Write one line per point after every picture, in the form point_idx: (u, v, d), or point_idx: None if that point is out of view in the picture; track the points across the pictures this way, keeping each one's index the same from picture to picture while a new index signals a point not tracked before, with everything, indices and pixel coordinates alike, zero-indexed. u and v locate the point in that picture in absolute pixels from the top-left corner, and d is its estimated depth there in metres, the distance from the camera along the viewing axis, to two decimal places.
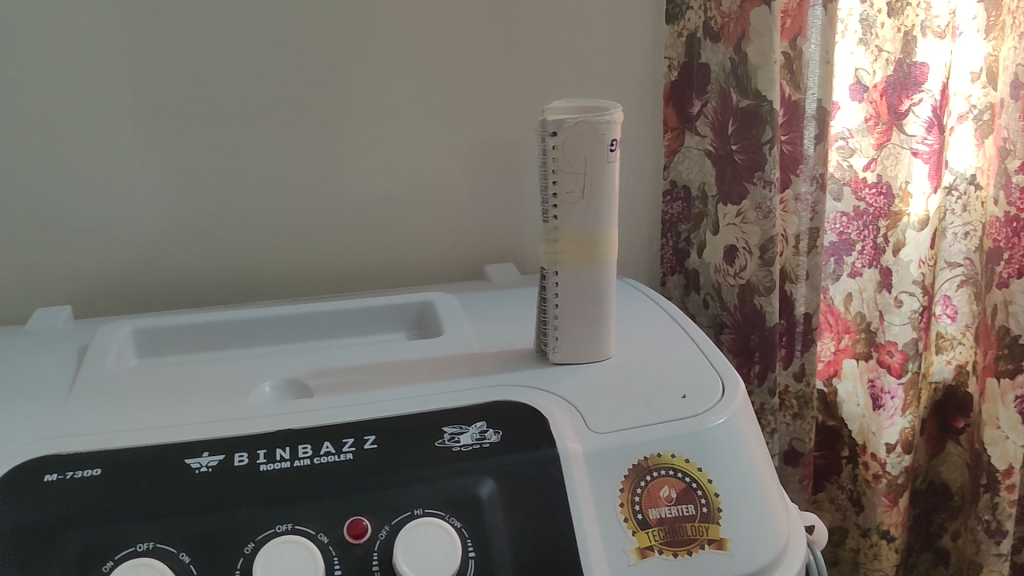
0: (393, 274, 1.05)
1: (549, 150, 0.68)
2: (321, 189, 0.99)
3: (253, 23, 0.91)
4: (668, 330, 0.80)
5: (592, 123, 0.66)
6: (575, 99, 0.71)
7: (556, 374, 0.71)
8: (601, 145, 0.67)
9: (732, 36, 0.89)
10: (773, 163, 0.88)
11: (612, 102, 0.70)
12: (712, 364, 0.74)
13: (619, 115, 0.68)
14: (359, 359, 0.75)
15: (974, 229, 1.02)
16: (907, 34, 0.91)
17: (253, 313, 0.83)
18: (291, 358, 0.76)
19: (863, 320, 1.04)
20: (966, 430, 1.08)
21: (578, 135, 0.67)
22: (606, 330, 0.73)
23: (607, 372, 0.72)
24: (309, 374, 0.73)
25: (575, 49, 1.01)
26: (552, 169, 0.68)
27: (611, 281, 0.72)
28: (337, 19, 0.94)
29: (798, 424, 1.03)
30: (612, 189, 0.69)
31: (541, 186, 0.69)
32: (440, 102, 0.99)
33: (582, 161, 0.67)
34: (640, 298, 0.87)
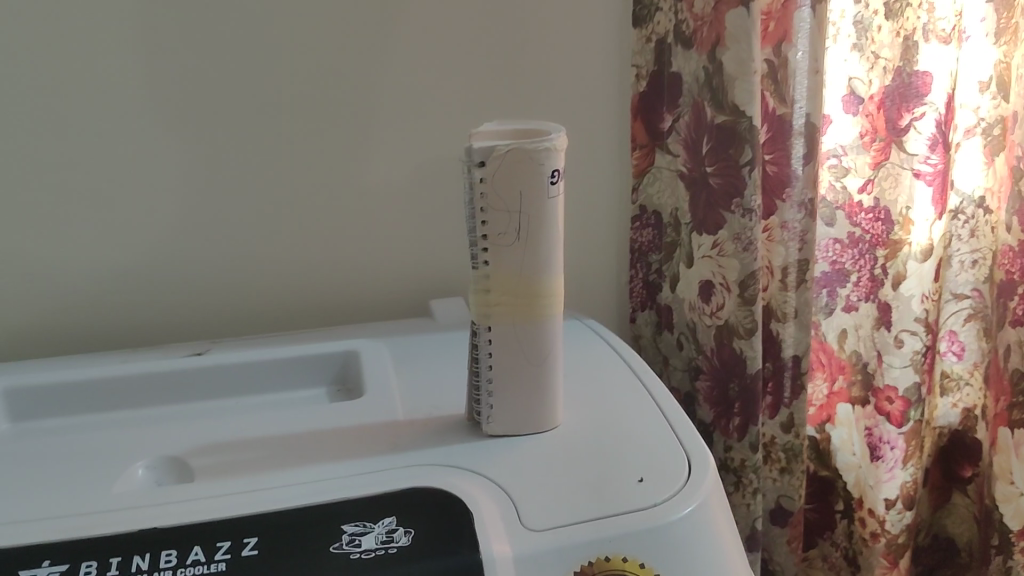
0: (332, 311, 0.94)
1: (476, 185, 0.56)
2: (245, 217, 0.88)
3: (156, 28, 0.80)
4: (629, 387, 0.68)
5: (529, 153, 0.55)
6: (510, 122, 0.59)
7: (490, 451, 0.60)
8: (540, 179, 0.55)
9: (706, 42, 0.77)
10: (754, 188, 0.77)
11: (554, 125, 0.59)
12: (678, 433, 0.62)
13: (562, 140, 0.56)
14: (261, 430, 0.64)
15: (982, 257, 0.90)
16: (907, 39, 0.80)
17: (147, 368, 0.72)
18: (181, 428, 0.66)
19: (859, 360, 0.93)
20: (975, 481, 0.96)
21: (512, 167, 0.55)
22: (552, 396, 0.62)
23: (552, 446, 0.61)
24: (201, 449, 0.63)
25: (532, 57, 0.89)
26: (481, 205, 0.56)
27: (556, 338, 0.60)
28: (255, 25, 0.82)
29: (787, 480, 0.90)
30: (555, 229, 0.58)
31: (468, 226, 0.58)
32: (377, 117, 0.87)
33: (517, 197, 0.56)
34: (598, 345, 0.75)
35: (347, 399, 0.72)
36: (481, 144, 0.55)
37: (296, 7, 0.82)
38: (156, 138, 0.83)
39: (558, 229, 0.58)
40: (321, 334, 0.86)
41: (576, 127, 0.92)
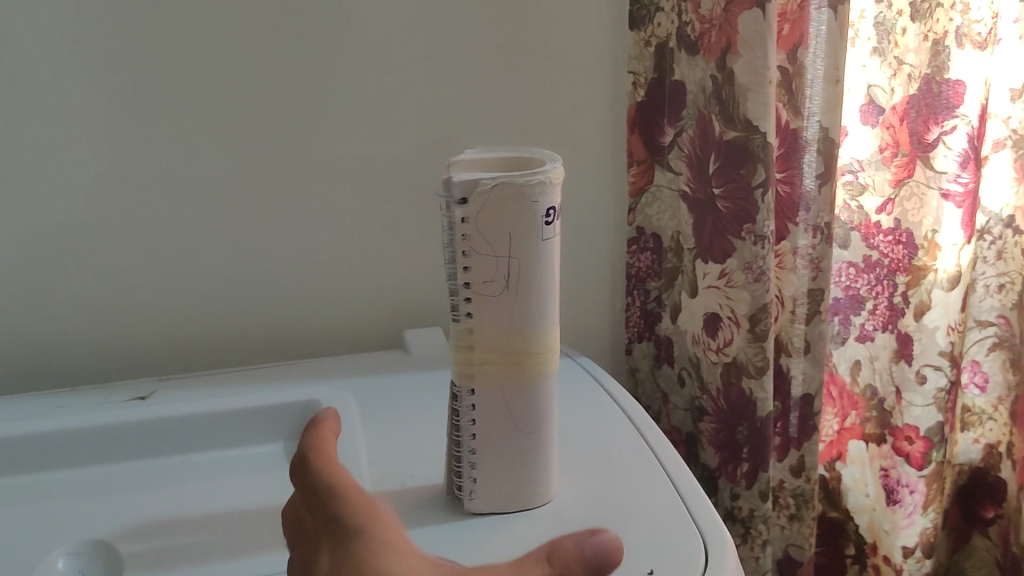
0: (297, 342, 0.85)
1: (457, 224, 0.47)
2: (196, 240, 0.79)
3: (91, 28, 0.71)
4: (636, 453, 0.60)
5: (519, 186, 0.46)
6: (497, 149, 0.50)
7: (475, 534, 0.51)
8: (532, 217, 0.47)
9: (715, 47, 0.69)
10: (767, 212, 0.68)
11: (549, 152, 0.50)
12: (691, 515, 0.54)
13: (560, 173, 0.47)
14: (206, 505, 0.56)
15: (1010, 281, 0.82)
16: (936, 43, 0.71)
17: (83, 422, 0.64)
18: (110, 502, 0.57)
19: (874, 395, 0.85)
20: (998, 522, 0.89)
21: (500, 201, 0.46)
22: (545, 466, 0.53)
23: (546, 526, 0.52)
24: (133, 529, 0.54)
25: (516, 62, 0.80)
26: (463, 249, 0.47)
27: (550, 399, 0.52)
28: (203, 25, 0.72)
29: (796, 528, 0.83)
30: (548, 274, 0.49)
31: (447, 272, 0.49)
32: (343, 129, 0.78)
33: (506, 237, 0.47)
34: (598, 398, 0.68)
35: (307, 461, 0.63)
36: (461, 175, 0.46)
37: (248, 5, 0.73)
38: (94, 152, 0.74)
39: (553, 274, 0.49)
40: (282, 371, 0.77)
41: (564, 139, 0.83)
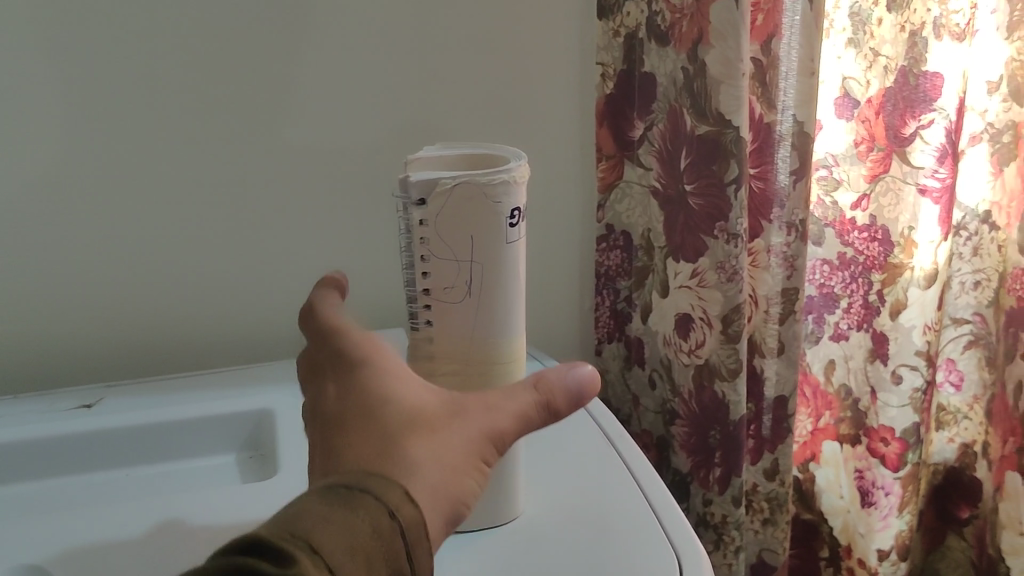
0: (254, 344, 0.81)
1: (415, 226, 0.44)
2: (146, 241, 0.75)
3: (28, 19, 0.66)
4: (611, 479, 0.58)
5: (481, 186, 0.43)
6: (457, 146, 0.47)
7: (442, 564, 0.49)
8: (496, 218, 0.44)
9: (686, 38, 0.66)
10: (741, 210, 0.65)
11: (514, 149, 0.47)
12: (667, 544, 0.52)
13: (524, 171, 0.44)
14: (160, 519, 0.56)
15: (986, 278, 0.80)
16: (914, 34, 0.69)
17: (31, 433, 0.63)
18: (51, 520, 0.56)
19: (848, 395, 0.83)
20: (973, 523, 0.87)
21: (461, 203, 0.43)
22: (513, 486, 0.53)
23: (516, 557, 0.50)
24: (73, 552, 0.53)
25: (479, 52, 0.77)
26: (421, 253, 0.44)
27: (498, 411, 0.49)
28: (147, 14, 0.69)
29: (769, 532, 0.81)
30: (512, 280, 0.46)
31: (405, 277, 0.46)
32: (299, 123, 0.75)
33: (468, 240, 0.44)
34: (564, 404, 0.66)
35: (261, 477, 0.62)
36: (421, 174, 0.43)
37: None
38: (35, 150, 0.70)
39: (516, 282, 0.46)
40: (237, 376, 0.73)
41: (530, 132, 0.81)
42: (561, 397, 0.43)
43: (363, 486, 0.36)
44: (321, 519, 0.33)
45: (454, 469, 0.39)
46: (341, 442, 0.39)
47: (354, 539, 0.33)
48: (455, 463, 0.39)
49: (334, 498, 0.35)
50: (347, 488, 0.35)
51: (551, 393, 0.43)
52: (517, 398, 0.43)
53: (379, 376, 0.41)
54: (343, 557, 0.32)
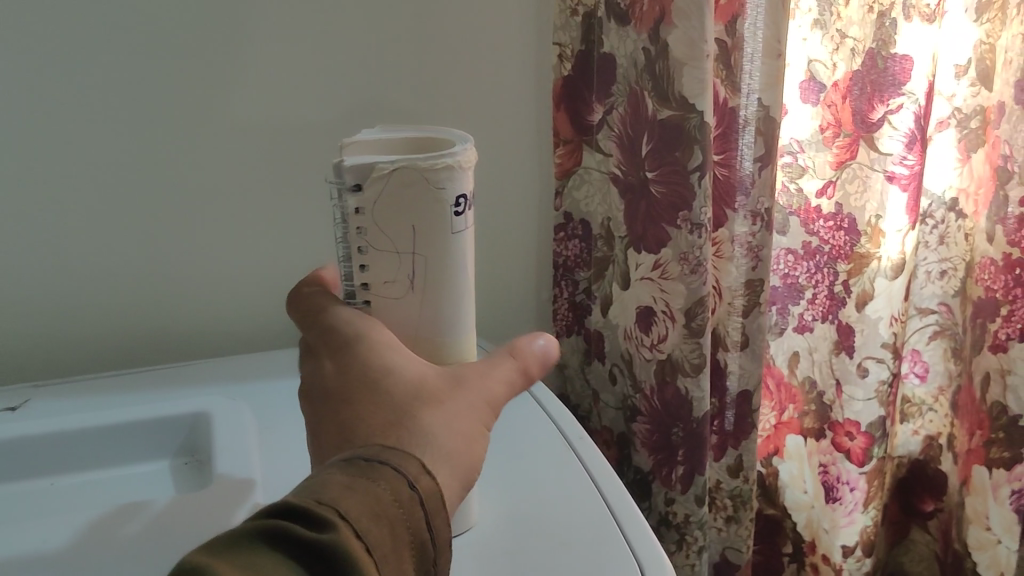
0: (195, 337, 0.78)
1: (351, 215, 0.40)
2: (79, 231, 0.71)
3: None
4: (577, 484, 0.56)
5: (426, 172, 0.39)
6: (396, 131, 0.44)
7: None
8: (442, 207, 0.40)
9: (647, 17, 0.63)
10: (705, 198, 0.63)
11: (460, 132, 0.44)
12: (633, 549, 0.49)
13: (473, 156, 0.41)
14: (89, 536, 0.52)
15: (953, 268, 0.77)
16: (882, 16, 0.66)
17: None
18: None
19: (813, 388, 0.81)
20: (938, 517, 0.86)
21: (405, 189, 0.39)
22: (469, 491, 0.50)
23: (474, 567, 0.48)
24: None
25: (428, 34, 0.74)
26: (359, 245, 0.41)
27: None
28: None
29: (733, 530, 0.79)
30: (459, 273, 0.43)
31: (342, 270, 0.42)
32: (239, 108, 0.71)
33: (410, 230, 0.40)
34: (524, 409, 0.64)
35: (196, 488, 0.58)
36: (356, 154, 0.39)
37: None
38: None
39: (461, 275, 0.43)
40: (175, 373, 0.70)
41: (482, 116, 0.78)
42: (533, 364, 0.43)
43: (380, 458, 0.35)
44: (343, 489, 0.33)
45: (466, 438, 0.38)
46: (348, 418, 0.38)
47: (376, 506, 0.33)
48: (466, 432, 0.38)
49: (355, 469, 0.34)
50: (365, 460, 0.35)
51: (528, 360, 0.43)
52: (507, 364, 0.42)
53: (371, 351, 0.39)
54: (367, 522, 0.32)
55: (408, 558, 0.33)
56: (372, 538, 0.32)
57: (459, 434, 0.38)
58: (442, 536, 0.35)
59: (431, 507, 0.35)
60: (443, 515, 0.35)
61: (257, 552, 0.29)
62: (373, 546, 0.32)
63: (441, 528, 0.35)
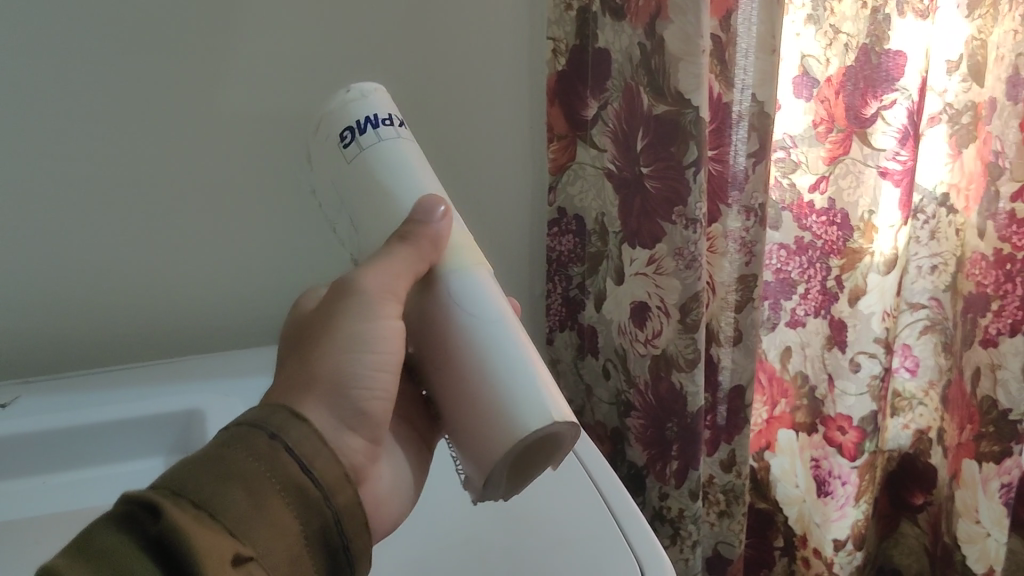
0: (187, 332, 0.78)
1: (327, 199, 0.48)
2: (71, 230, 0.70)
3: None
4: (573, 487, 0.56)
5: (349, 97, 0.45)
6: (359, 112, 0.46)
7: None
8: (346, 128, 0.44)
9: (643, 12, 0.62)
10: (700, 194, 0.63)
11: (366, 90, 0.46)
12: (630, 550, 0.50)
13: (346, 100, 0.45)
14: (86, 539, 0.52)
15: (943, 262, 0.78)
16: (875, 11, 0.65)
17: None
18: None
19: (805, 383, 0.82)
20: (927, 510, 0.87)
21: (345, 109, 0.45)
22: (502, 396, 0.39)
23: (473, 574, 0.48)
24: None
25: (421, 32, 0.73)
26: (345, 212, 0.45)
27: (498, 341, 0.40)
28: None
29: (726, 525, 0.80)
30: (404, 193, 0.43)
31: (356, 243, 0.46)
32: (231, 106, 0.71)
33: (333, 147, 0.45)
34: None
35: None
36: (356, 86, 0.46)
37: None
38: None
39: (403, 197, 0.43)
40: (168, 370, 0.69)
41: (475, 114, 0.78)
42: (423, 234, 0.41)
43: (246, 419, 0.37)
44: (202, 465, 0.35)
45: (346, 363, 0.40)
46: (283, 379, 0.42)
47: (225, 471, 0.34)
48: (345, 361, 0.40)
49: (222, 439, 0.36)
50: (234, 427, 0.37)
51: (423, 242, 0.40)
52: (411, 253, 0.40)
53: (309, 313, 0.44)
54: (212, 489, 0.34)
55: (278, 508, 0.35)
56: (220, 501, 0.33)
57: (334, 367, 0.39)
58: (329, 478, 0.36)
59: (303, 454, 0.36)
60: (324, 455, 0.37)
61: (106, 537, 0.31)
62: (220, 510, 0.33)
63: (324, 469, 0.36)
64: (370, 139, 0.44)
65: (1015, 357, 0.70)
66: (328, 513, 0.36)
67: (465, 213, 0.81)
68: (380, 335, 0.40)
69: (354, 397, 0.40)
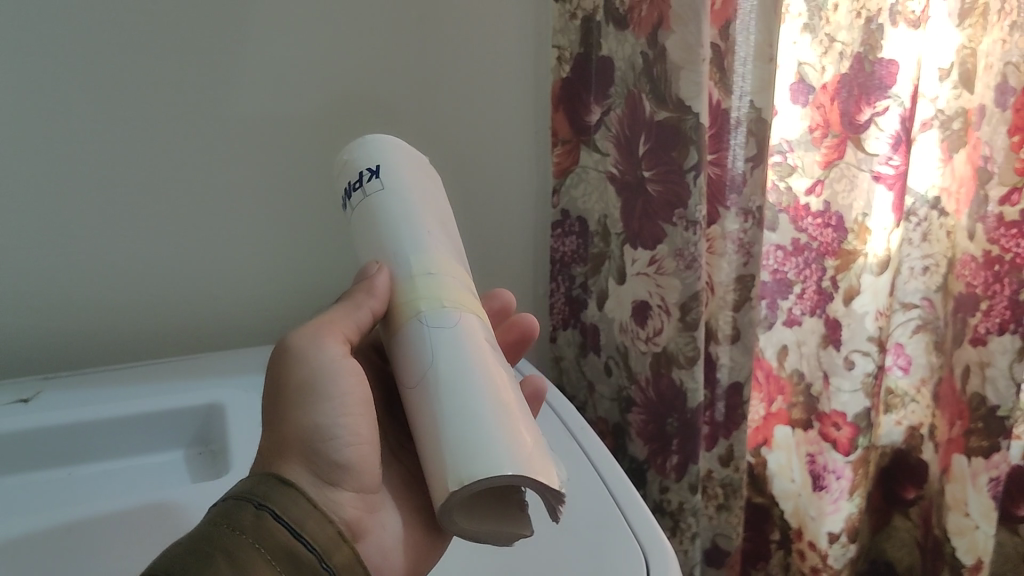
0: (202, 330, 0.80)
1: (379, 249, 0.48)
2: (93, 233, 0.73)
3: None
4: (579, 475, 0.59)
5: (351, 156, 0.47)
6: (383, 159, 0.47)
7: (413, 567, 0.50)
8: (344, 191, 0.47)
9: (646, 22, 0.65)
10: (700, 197, 0.65)
11: (370, 142, 0.47)
12: (633, 534, 0.53)
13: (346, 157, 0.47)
14: (115, 527, 0.54)
15: (935, 264, 0.80)
16: (869, 22, 0.68)
17: None
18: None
19: (801, 380, 0.84)
20: (919, 504, 0.89)
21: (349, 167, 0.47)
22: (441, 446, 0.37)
23: (486, 558, 0.51)
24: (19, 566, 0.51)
25: (427, 39, 0.77)
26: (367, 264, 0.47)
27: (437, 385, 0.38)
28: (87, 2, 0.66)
29: (724, 518, 0.82)
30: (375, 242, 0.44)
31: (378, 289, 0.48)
32: (247, 110, 0.74)
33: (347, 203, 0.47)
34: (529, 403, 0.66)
35: (213, 475, 0.61)
36: (361, 140, 0.48)
37: None
38: None
39: (376, 247, 0.44)
40: (186, 366, 0.72)
41: (479, 118, 0.82)
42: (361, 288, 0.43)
43: (233, 492, 0.39)
44: (193, 541, 0.37)
45: (306, 413, 0.42)
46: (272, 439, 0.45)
47: (215, 544, 0.36)
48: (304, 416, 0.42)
49: (211, 516, 0.38)
50: (222, 502, 0.39)
51: (355, 296, 0.43)
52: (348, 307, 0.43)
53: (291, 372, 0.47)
54: (202, 562, 0.35)
55: (268, 573, 0.37)
56: (211, 572, 0.35)
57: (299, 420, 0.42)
58: (320, 536, 0.39)
59: (291, 520, 0.39)
60: (312, 515, 0.39)
61: None
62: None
63: (313, 530, 0.39)
64: (358, 198, 0.45)
65: (1002, 355, 0.73)
66: (322, 572, 0.38)
67: (468, 211, 0.85)
68: (333, 379, 0.43)
69: (325, 446, 0.42)
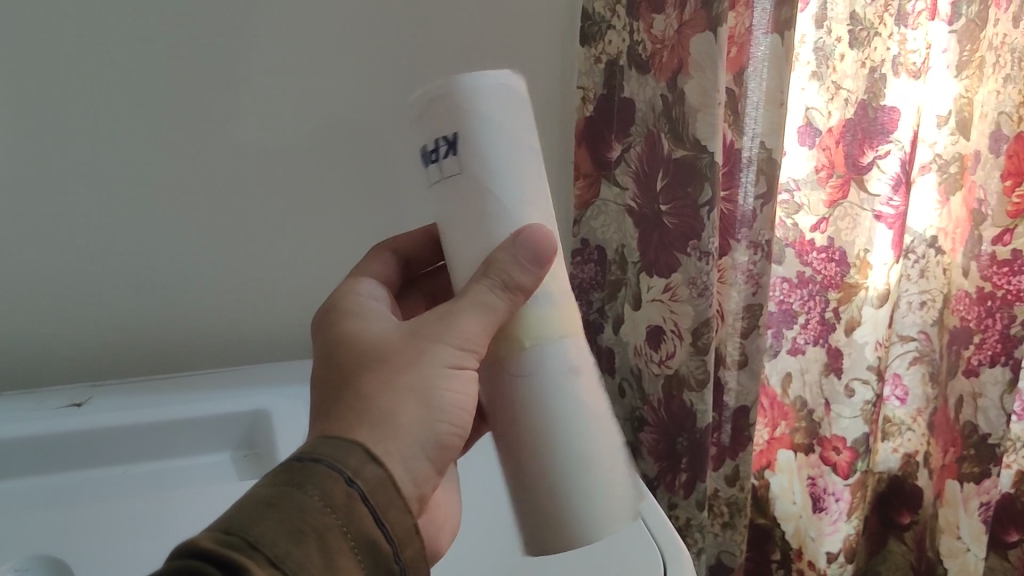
0: (238, 343, 0.85)
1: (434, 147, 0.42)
2: (137, 248, 0.78)
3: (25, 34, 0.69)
4: None
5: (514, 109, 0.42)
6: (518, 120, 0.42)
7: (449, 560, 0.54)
8: (434, 137, 0.42)
9: (666, 67, 0.71)
10: (712, 230, 0.70)
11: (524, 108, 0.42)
12: (648, 528, 0.58)
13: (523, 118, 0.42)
14: (169, 516, 0.59)
15: (931, 299, 0.84)
16: (873, 71, 0.73)
17: (40, 428, 0.65)
18: (47, 515, 0.59)
19: (804, 406, 0.89)
20: (913, 528, 0.93)
21: (428, 115, 0.42)
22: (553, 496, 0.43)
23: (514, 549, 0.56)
24: (87, 547, 0.56)
25: (451, 72, 0.83)
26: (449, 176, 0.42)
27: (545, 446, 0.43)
28: (136, 30, 0.72)
29: (729, 535, 0.87)
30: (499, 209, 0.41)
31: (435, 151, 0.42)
32: (282, 135, 0.79)
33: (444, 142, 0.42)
34: None
35: (256, 475, 0.65)
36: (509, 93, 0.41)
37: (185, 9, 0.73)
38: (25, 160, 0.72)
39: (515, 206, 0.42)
40: (225, 377, 0.77)
41: None
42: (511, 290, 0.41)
43: (323, 456, 0.35)
44: (283, 510, 0.33)
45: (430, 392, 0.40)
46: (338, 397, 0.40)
47: (307, 524, 0.33)
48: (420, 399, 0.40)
49: (300, 478, 0.34)
50: (312, 462, 0.35)
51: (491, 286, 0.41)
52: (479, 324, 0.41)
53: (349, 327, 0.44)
54: (291, 543, 0.32)
55: (352, 565, 0.33)
56: (299, 559, 0.32)
57: (418, 387, 0.40)
58: (398, 528, 0.36)
59: (376, 505, 0.35)
60: (396, 505, 0.36)
61: None
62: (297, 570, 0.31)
63: (395, 520, 0.36)
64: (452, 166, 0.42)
65: (994, 387, 0.77)
66: (395, 567, 0.36)
67: None
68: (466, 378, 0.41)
69: (437, 425, 0.40)
